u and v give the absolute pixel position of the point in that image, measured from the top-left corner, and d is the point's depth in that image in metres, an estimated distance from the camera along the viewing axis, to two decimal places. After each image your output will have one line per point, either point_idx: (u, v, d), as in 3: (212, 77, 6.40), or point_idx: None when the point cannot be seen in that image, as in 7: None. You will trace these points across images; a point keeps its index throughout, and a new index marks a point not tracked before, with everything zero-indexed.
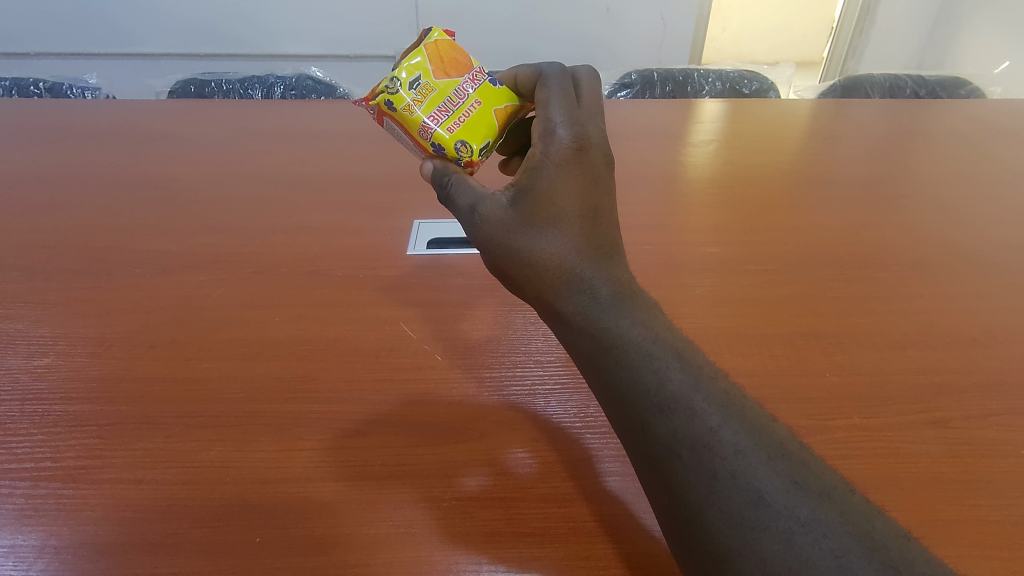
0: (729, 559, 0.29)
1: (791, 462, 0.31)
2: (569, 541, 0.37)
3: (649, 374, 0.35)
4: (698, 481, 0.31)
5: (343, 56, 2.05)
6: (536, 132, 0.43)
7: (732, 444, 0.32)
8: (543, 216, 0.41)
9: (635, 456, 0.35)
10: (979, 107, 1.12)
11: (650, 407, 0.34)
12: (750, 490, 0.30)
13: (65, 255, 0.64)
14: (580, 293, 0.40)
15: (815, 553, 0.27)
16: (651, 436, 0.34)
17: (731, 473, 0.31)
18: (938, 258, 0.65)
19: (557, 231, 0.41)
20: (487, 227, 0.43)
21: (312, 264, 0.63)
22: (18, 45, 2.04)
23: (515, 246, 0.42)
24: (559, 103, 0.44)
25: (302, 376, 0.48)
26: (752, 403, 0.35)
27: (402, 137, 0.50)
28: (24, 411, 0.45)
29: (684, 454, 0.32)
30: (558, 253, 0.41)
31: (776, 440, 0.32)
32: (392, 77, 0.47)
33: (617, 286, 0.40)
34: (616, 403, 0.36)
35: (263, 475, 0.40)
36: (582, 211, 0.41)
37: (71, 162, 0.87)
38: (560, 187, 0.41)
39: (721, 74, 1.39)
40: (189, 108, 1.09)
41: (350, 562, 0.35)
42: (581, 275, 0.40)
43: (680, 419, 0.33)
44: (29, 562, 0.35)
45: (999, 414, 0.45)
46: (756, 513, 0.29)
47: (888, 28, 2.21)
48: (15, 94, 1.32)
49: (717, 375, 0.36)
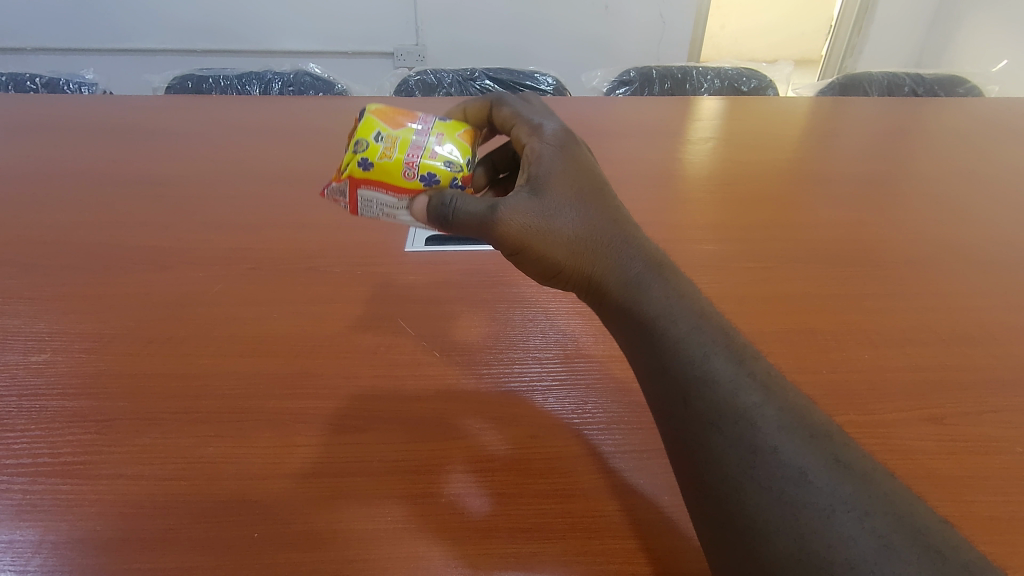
0: (766, 533, 0.29)
1: (832, 442, 0.31)
2: (568, 537, 0.37)
3: (693, 348, 0.35)
4: (738, 456, 0.31)
5: (342, 52, 2.05)
6: (522, 133, 0.49)
7: (774, 420, 0.32)
8: (564, 198, 0.42)
9: (673, 432, 0.34)
10: (977, 105, 1.12)
11: (693, 380, 0.34)
12: (792, 467, 0.30)
13: (62, 251, 0.64)
14: (620, 262, 0.40)
15: (858, 532, 0.27)
16: (694, 411, 0.33)
17: (774, 448, 0.31)
18: (936, 256, 0.65)
19: (583, 209, 0.42)
20: (511, 217, 0.41)
21: (311, 260, 0.63)
22: (16, 40, 2.03)
23: (544, 231, 0.41)
24: (530, 113, 0.51)
25: (301, 373, 0.48)
26: (791, 386, 0.35)
27: (383, 203, 0.48)
28: (23, 407, 0.45)
29: (726, 428, 0.32)
30: (589, 227, 0.41)
31: (817, 422, 0.32)
32: (354, 143, 0.46)
33: (651, 257, 0.40)
34: (659, 379, 0.36)
35: (261, 471, 0.40)
36: (595, 187, 0.44)
37: (68, 158, 0.86)
38: (572, 173, 0.44)
39: (721, 71, 1.39)
40: (187, 104, 1.09)
41: (348, 557, 0.35)
42: (614, 244, 0.41)
43: (725, 392, 0.33)
44: (26, 558, 0.35)
45: (996, 411, 0.45)
46: (799, 489, 0.29)
47: (887, 26, 2.22)
48: (13, 89, 1.31)
49: (758, 355, 0.36)
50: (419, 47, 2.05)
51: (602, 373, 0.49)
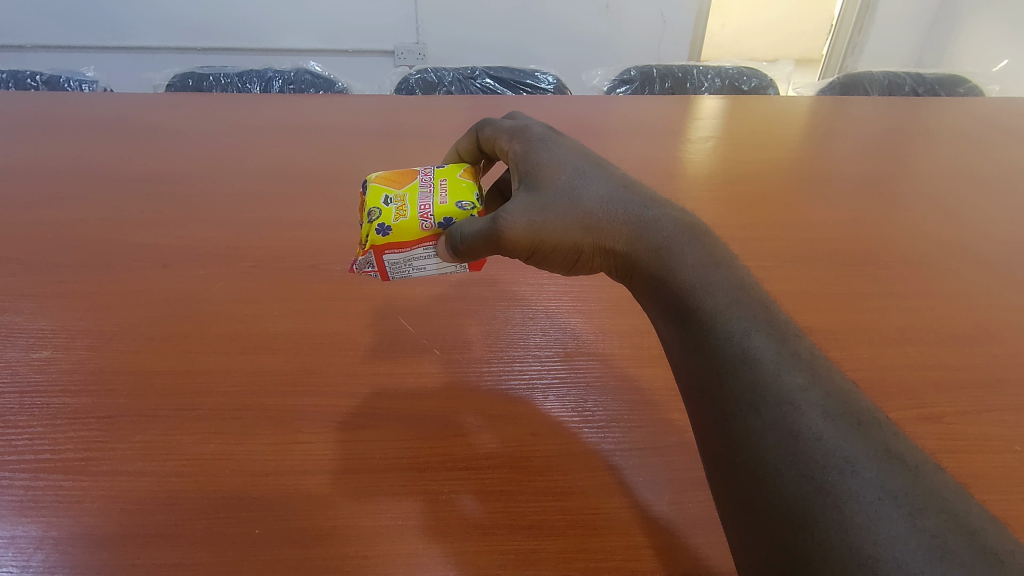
0: (805, 524, 0.28)
1: (879, 431, 0.30)
2: (568, 534, 0.37)
3: (734, 325, 0.35)
4: (778, 440, 0.30)
5: (341, 50, 2.05)
6: (505, 142, 0.51)
7: (818, 405, 0.31)
8: (559, 186, 0.44)
9: (709, 414, 0.34)
10: (977, 104, 1.12)
11: (733, 357, 0.34)
12: (837, 456, 0.29)
13: (63, 248, 0.64)
14: (636, 234, 0.42)
15: (907, 529, 0.26)
16: (732, 388, 0.33)
17: (816, 435, 0.30)
18: (936, 256, 0.65)
19: (576, 191, 0.44)
20: (514, 221, 0.42)
21: (311, 259, 0.63)
22: (15, 38, 2.03)
23: (547, 225, 0.43)
24: (504, 124, 0.53)
25: (302, 370, 0.48)
26: (838, 371, 0.34)
27: (411, 259, 0.48)
28: (24, 404, 0.45)
29: (765, 410, 0.32)
30: (587, 208, 0.43)
31: (863, 408, 0.31)
32: (366, 216, 0.47)
33: (669, 226, 0.42)
34: (694, 355, 0.36)
35: (262, 468, 0.40)
36: (592, 168, 0.46)
37: (68, 155, 0.86)
38: (557, 162, 0.46)
39: (721, 70, 1.39)
40: (188, 102, 1.09)
41: (348, 554, 0.36)
42: (616, 216, 0.43)
43: (767, 373, 0.33)
44: (28, 554, 0.35)
45: (995, 410, 0.46)
46: (842, 478, 0.28)
47: (888, 24, 2.22)
48: (13, 87, 1.32)
49: (801, 335, 0.36)
50: (419, 45, 2.05)
51: (602, 372, 0.49)
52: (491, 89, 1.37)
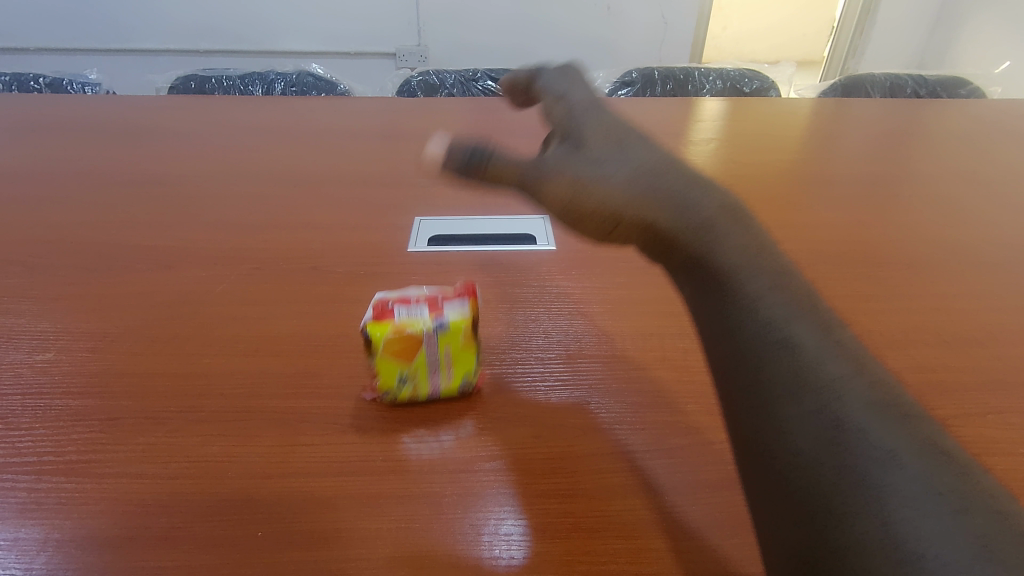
0: (843, 516, 0.27)
1: (922, 426, 0.30)
2: (570, 537, 0.37)
3: (776, 312, 0.35)
4: (818, 430, 0.30)
5: (343, 53, 2.05)
6: (549, 104, 0.47)
7: (860, 396, 0.31)
8: (604, 148, 0.39)
9: (742, 399, 0.34)
10: (978, 106, 1.12)
11: (773, 344, 0.33)
12: (879, 449, 0.29)
13: (65, 250, 0.64)
14: (683, 215, 0.37)
15: (953, 527, 0.26)
16: (769, 376, 0.33)
17: (858, 427, 0.29)
18: (939, 258, 0.65)
19: (625, 151, 0.39)
20: (552, 163, 0.37)
21: (314, 261, 0.63)
22: (19, 41, 2.03)
23: (591, 176, 0.36)
24: (553, 86, 0.49)
25: (305, 372, 0.48)
26: (879, 363, 0.34)
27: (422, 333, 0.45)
28: (27, 406, 0.45)
29: (804, 400, 0.31)
30: (635, 170, 0.38)
31: (905, 402, 0.31)
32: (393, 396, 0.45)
33: (721, 213, 0.38)
34: (727, 340, 0.35)
35: (265, 470, 0.40)
36: (641, 139, 0.42)
37: (70, 158, 0.86)
38: (604, 126, 0.42)
39: (722, 73, 1.39)
40: (191, 104, 1.09)
41: (349, 556, 0.35)
42: (665, 191, 0.38)
43: (808, 362, 0.32)
44: (30, 556, 0.35)
45: (999, 412, 0.45)
46: (884, 473, 0.28)
47: (890, 30, 2.23)
48: (15, 89, 1.32)
49: (841, 325, 0.36)
50: (421, 48, 2.05)
51: (604, 374, 0.49)
52: (492, 92, 1.37)
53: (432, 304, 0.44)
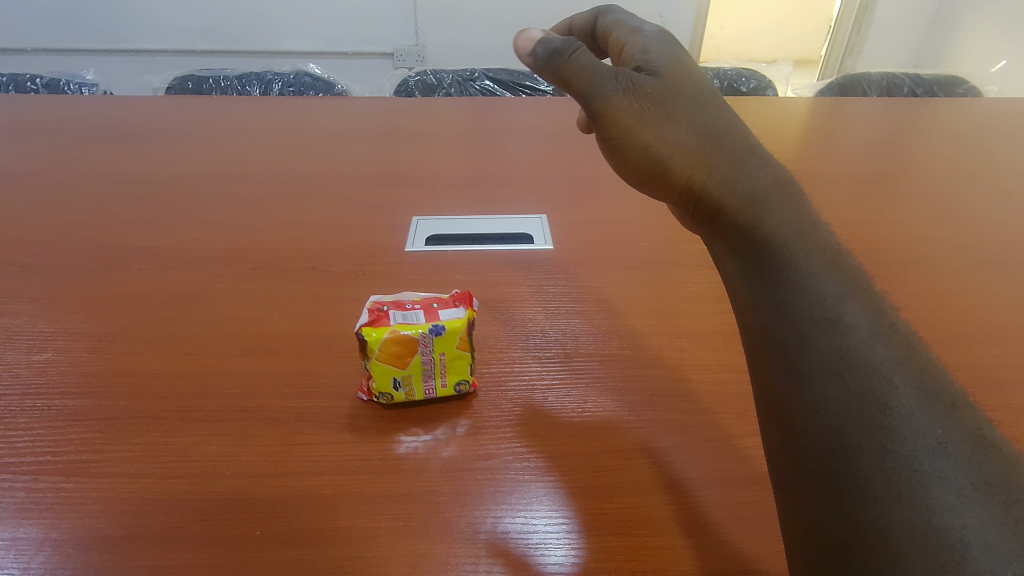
0: (883, 499, 0.26)
1: (974, 416, 0.29)
2: (569, 535, 0.37)
3: (828, 288, 0.33)
4: (863, 411, 0.29)
5: (340, 53, 2.05)
6: (621, 36, 0.46)
7: (910, 381, 0.29)
8: (669, 95, 0.40)
9: (781, 377, 0.33)
10: (975, 105, 1.13)
11: (821, 321, 0.32)
12: (927, 436, 0.27)
13: (63, 250, 0.64)
14: (733, 175, 0.38)
15: (999, 517, 0.24)
16: (815, 353, 0.32)
17: (906, 411, 0.28)
18: (936, 256, 0.65)
19: (691, 106, 0.40)
20: (615, 95, 0.38)
21: (312, 261, 0.63)
22: (15, 41, 2.03)
23: (649, 118, 0.39)
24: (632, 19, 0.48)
25: (303, 372, 0.48)
26: (928, 351, 0.33)
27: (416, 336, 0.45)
28: (25, 406, 0.45)
29: (850, 380, 0.30)
30: (695, 125, 0.40)
31: (955, 391, 0.30)
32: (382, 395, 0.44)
33: (773, 179, 0.39)
34: (772, 310, 0.34)
35: (263, 470, 0.40)
36: (707, 95, 0.42)
37: (68, 158, 0.86)
38: (677, 69, 0.41)
39: (719, 73, 1.38)
40: (189, 104, 1.09)
41: (348, 555, 0.35)
42: (716, 153, 0.39)
43: (857, 342, 0.31)
44: (29, 556, 0.35)
45: (995, 410, 0.46)
46: (931, 459, 0.27)
47: (886, 29, 2.23)
48: (12, 89, 1.31)
49: (891, 309, 0.34)
50: (419, 48, 2.05)
51: (602, 372, 0.49)
52: (490, 91, 1.37)
53: (428, 310, 0.44)
